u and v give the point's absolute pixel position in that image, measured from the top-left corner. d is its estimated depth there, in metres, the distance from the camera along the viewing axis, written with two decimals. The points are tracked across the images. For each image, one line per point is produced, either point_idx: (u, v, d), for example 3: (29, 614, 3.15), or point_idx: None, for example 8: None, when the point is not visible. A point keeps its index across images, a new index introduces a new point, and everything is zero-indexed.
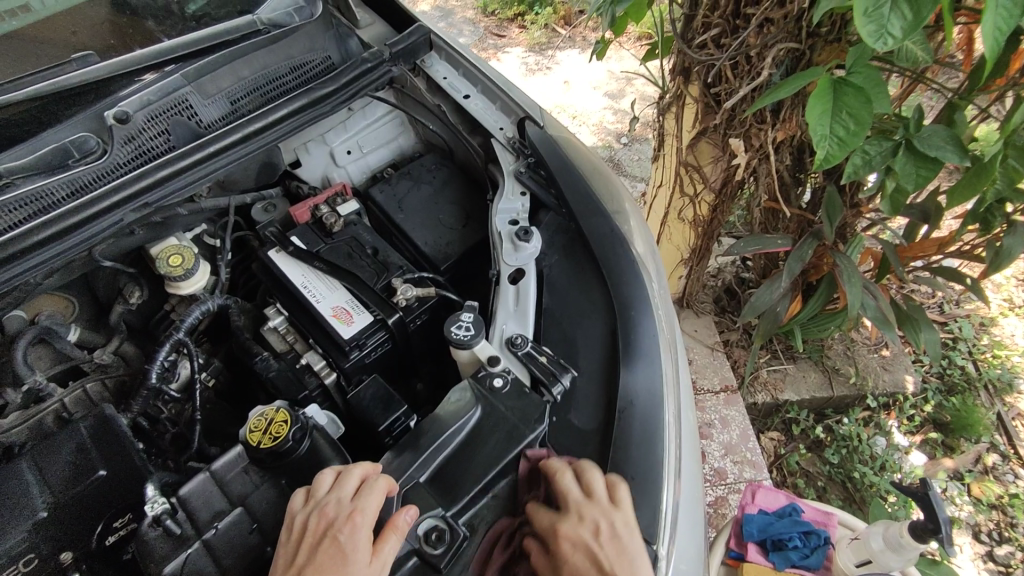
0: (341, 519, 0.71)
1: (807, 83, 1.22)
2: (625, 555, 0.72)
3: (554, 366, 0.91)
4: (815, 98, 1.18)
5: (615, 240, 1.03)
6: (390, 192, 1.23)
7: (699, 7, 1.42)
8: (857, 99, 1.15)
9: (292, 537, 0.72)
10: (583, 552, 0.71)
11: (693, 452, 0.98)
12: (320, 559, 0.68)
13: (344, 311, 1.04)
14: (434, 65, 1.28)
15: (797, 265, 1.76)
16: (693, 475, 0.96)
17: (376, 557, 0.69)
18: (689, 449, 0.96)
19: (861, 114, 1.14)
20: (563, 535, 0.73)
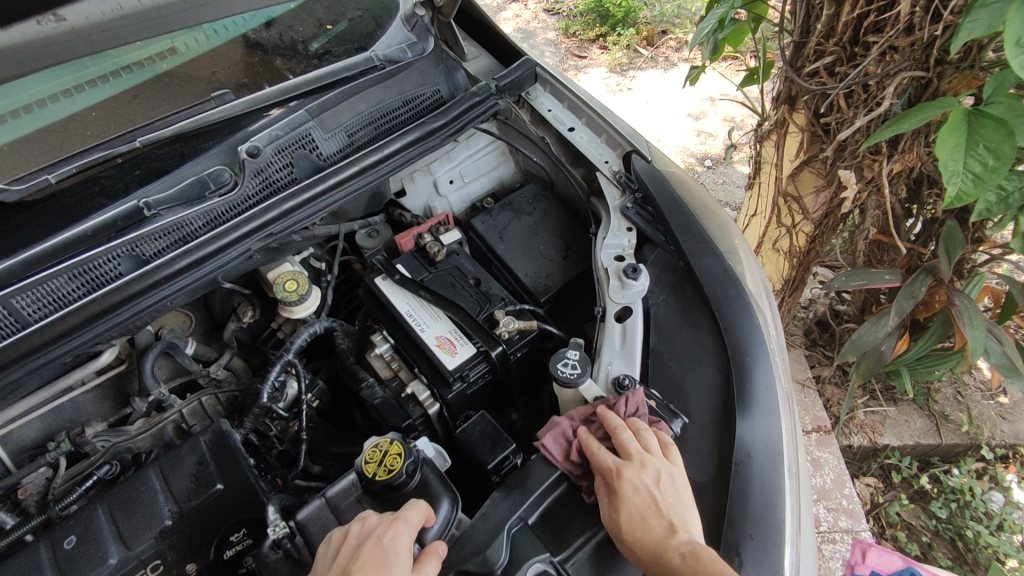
0: (383, 524, 0.74)
1: (937, 111, 1.15)
2: (679, 506, 0.77)
3: (664, 412, 0.88)
4: (947, 128, 1.10)
5: (728, 280, 0.99)
6: (491, 222, 1.24)
7: (812, 34, 1.35)
8: (998, 132, 1.06)
9: (333, 542, 0.75)
10: (643, 496, 0.76)
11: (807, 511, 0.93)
12: (363, 560, 0.70)
13: (448, 341, 1.05)
14: (539, 98, 1.29)
15: (908, 303, 1.64)
16: (808, 537, 0.90)
17: (415, 572, 0.71)
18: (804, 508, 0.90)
19: (1003, 153, 1.05)
20: (624, 481, 0.77)
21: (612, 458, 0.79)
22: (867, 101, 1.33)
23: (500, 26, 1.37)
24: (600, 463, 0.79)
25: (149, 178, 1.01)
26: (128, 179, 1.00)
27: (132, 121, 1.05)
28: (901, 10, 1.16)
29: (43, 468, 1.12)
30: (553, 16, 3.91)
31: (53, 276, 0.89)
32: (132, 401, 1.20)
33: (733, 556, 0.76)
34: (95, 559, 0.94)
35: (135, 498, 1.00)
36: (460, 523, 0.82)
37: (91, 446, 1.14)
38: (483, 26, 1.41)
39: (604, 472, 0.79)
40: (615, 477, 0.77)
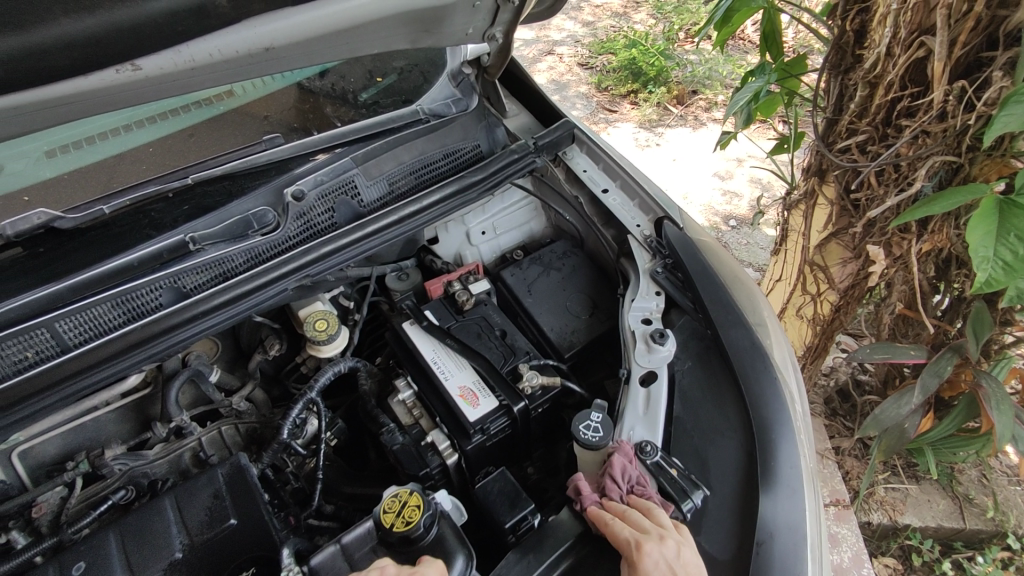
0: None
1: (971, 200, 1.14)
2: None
3: (684, 482, 0.87)
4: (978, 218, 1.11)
5: (756, 352, 0.99)
6: (521, 275, 1.26)
7: (844, 112, 1.39)
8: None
9: None
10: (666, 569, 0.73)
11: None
12: None
13: (470, 392, 1.06)
14: (575, 158, 1.32)
15: (933, 381, 1.62)
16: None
17: None
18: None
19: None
20: (644, 551, 0.74)
21: (629, 531, 0.78)
22: (899, 180, 1.34)
23: (543, 88, 1.41)
24: (619, 534, 0.77)
25: (197, 213, 1.05)
26: (176, 213, 1.05)
27: (187, 158, 1.10)
28: (934, 98, 1.18)
29: (58, 487, 1.14)
30: (586, 70, 4.02)
31: (97, 303, 0.93)
32: (153, 426, 1.23)
33: None
34: None
35: (150, 527, 1.01)
36: None
37: (108, 468, 1.15)
38: (526, 87, 1.45)
39: (623, 545, 0.77)
40: (633, 549, 0.75)
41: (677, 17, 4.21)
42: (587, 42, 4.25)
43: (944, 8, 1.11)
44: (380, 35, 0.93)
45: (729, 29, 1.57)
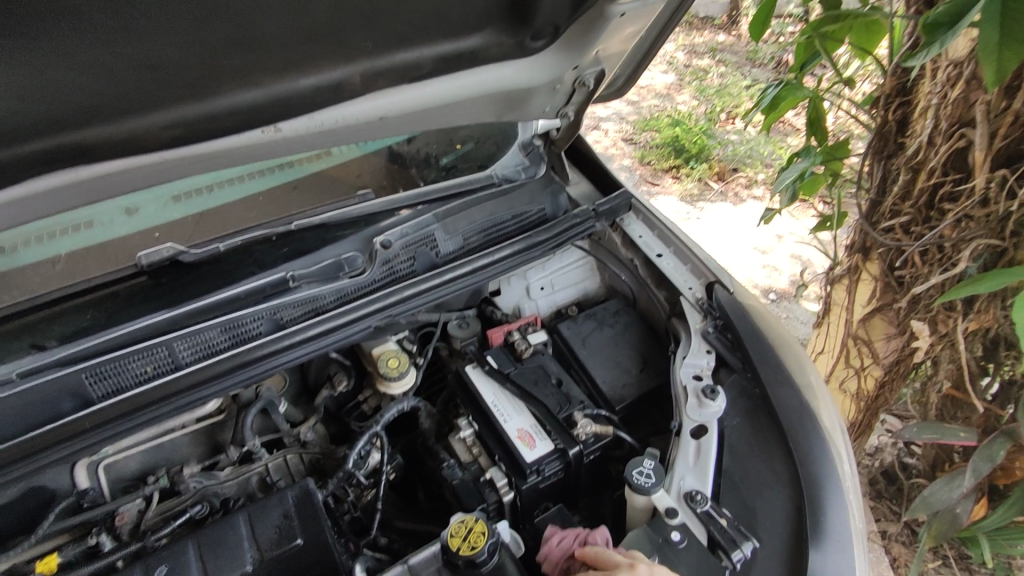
0: None
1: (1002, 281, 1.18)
2: None
3: (734, 532, 0.92)
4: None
5: (804, 412, 1.04)
6: (575, 328, 1.35)
7: (888, 195, 1.47)
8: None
9: None
10: None
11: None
12: None
13: (528, 434, 1.13)
14: (631, 224, 1.43)
15: (984, 466, 1.59)
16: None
17: None
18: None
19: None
20: None
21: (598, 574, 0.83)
22: (943, 261, 1.40)
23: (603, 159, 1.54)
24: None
25: (295, 255, 1.18)
26: (277, 255, 1.18)
27: (290, 207, 1.25)
28: (977, 185, 1.26)
29: (138, 499, 1.23)
30: (629, 145, 4.22)
31: (207, 328, 1.06)
32: (227, 449, 1.32)
33: None
34: None
35: (224, 539, 1.08)
36: None
37: (185, 485, 1.24)
38: (585, 157, 1.58)
39: None
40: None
41: (718, 100, 4.43)
42: (631, 119, 4.48)
43: (983, 105, 1.22)
44: (470, 109, 1.08)
45: (776, 114, 1.68)
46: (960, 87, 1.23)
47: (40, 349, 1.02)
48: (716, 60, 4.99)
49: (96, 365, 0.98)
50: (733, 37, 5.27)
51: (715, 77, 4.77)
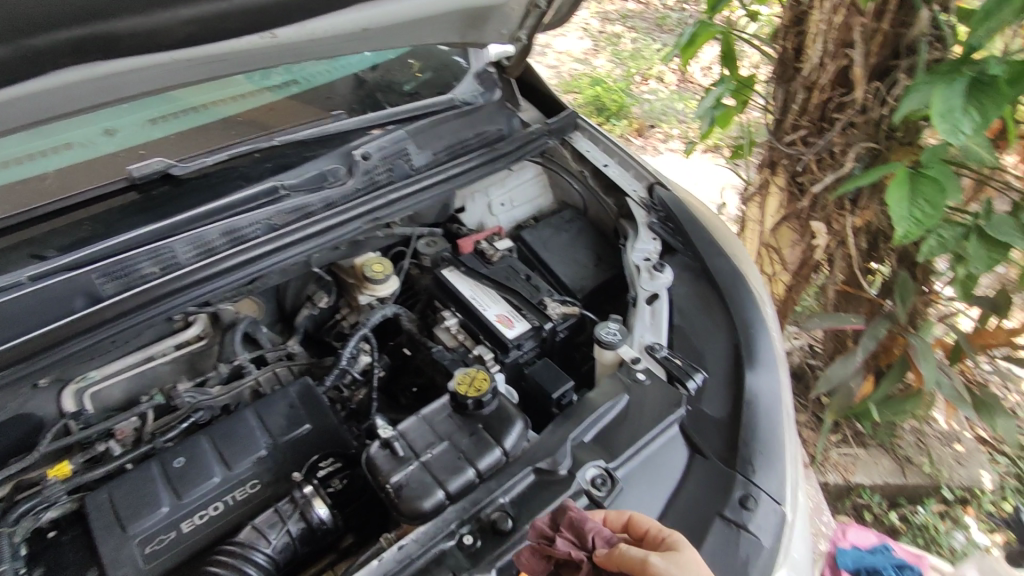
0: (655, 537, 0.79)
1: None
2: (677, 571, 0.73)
3: (687, 367, 1.13)
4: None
5: (734, 276, 1.26)
6: (536, 234, 1.51)
7: (789, 112, 1.72)
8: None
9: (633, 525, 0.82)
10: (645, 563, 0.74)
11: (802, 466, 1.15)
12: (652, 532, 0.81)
13: (506, 317, 1.29)
14: (579, 141, 1.59)
15: (871, 343, 1.92)
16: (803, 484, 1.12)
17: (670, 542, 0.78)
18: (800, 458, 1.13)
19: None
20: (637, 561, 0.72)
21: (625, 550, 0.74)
22: (833, 166, 1.69)
23: (549, 86, 1.67)
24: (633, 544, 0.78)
25: (281, 170, 1.26)
26: (262, 169, 1.25)
27: (270, 126, 1.32)
28: (858, 96, 1.53)
29: (134, 416, 1.25)
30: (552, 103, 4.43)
31: (208, 230, 1.13)
32: (217, 365, 1.36)
33: (749, 467, 0.99)
34: (200, 476, 1.10)
35: (235, 431, 1.16)
36: (530, 439, 1.02)
37: (180, 399, 1.28)
38: (531, 86, 1.73)
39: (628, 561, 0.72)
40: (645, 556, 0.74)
41: (631, 63, 4.71)
42: (553, 82, 4.67)
43: (860, 27, 1.47)
44: (439, 28, 1.20)
45: (693, 50, 1.89)
46: (842, 13, 1.48)
47: (42, 258, 1.05)
48: (628, 26, 5.24)
49: (105, 266, 1.04)
50: (642, 4, 5.54)
51: (628, 42, 5.03)
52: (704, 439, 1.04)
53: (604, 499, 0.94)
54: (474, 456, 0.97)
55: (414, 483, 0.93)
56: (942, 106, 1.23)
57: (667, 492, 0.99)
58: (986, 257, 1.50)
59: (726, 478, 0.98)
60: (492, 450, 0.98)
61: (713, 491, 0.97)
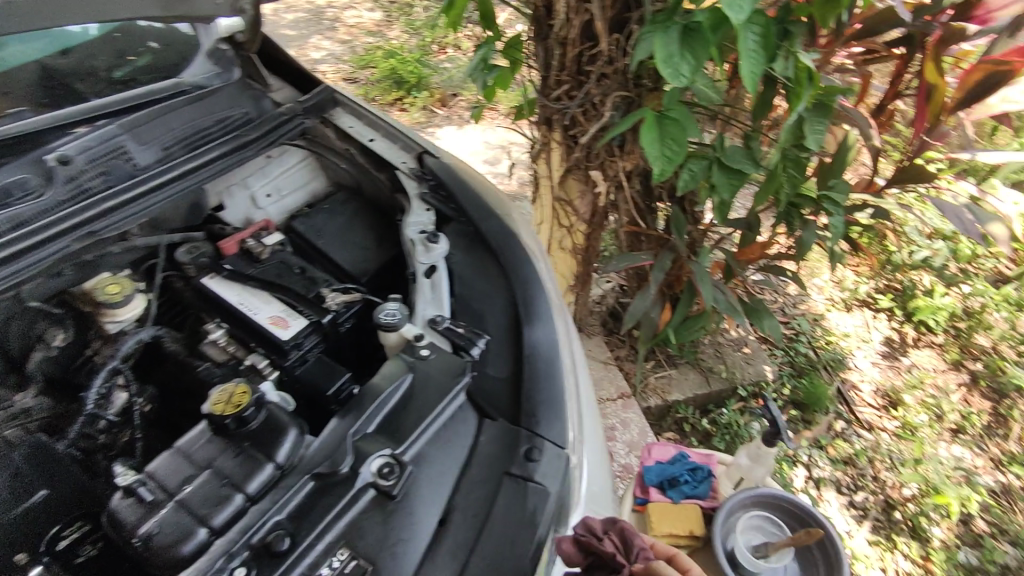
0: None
1: (832, 115, 1.61)
2: None
3: (470, 333, 1.12)
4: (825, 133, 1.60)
5: (506, 234, 1.28)
6: (309, 223, 1.41)
7: (551, 69, 1.78)
8: (853, 146, 1.87)
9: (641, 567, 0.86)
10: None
11: (593, 406, 1.21)
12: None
13: (280, 318, 1.18)
14: (340, 117, 1.50)
15: (661, 274, 2.11)
16: (594, 422, 1.18)
17: None
18: (588, 399, 1.18)
19: (838, 167, 1.90)
20: None
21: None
22: (594, 117, 1.78)
23: (299, 61, 1.55)
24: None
25: None
26: None
27: None
28: (604, 48, 1.62)
29: None
30: (349, 80, 4.22)
31: None
32: None
33: (532, 419, 1.01)
34: None
35: None
36: (308, 446, 0.94)
37: None
38: (279, 60, 1.57)
39: None
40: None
41: (426, 32, 4.63)
42: (347, 58, 4.44)
43: None
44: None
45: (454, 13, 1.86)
46: None
47: None
48: None
49: None
50: None
51: (420, 11, 4.93)
52: (490, 403, 1.05)
53: (393, 488, 0.90)
54: (241, 480, 0.87)
55: (165, 527, 0.83)
56: (662, 53, 1.35)
57: (460, 461, 0.98)
58: (727, 183, 1.73)
59: (512, 435, 0.99)
60: (262, 467, 0.89)
61: (500, 451, 0.97)
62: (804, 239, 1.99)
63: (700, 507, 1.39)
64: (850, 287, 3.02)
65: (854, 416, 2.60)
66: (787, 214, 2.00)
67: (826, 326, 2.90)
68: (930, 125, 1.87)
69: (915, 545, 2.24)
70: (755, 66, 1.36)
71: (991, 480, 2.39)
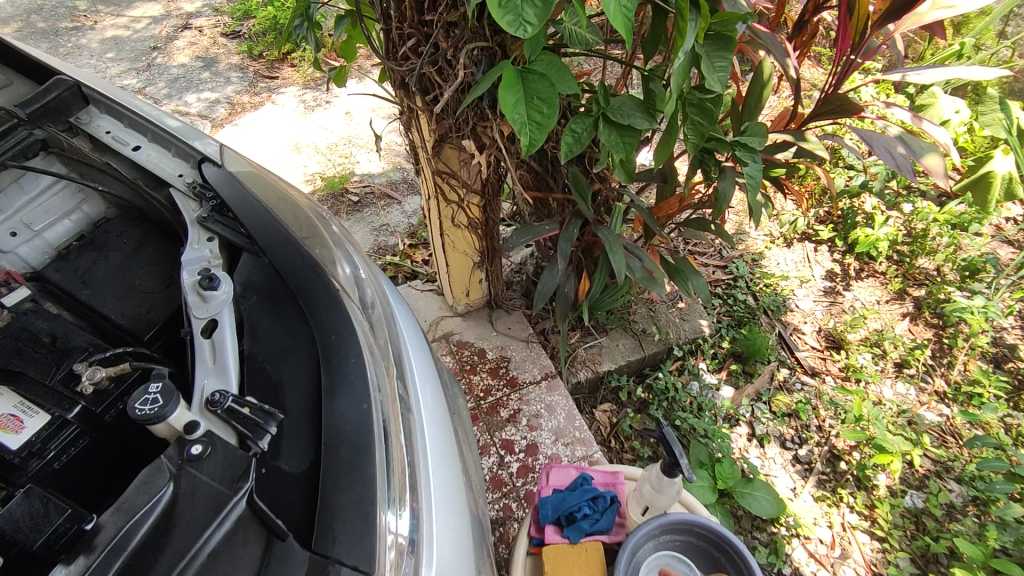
0: None
1: (734, 48, 1.28)
2: None
3: (257, 416, 0.84)
4: (729, 70, 1.27)
5: (311, 268, 1.01)
6: (69, 267, 1.11)
7: (390, 21, 1.43)
8: (768, 76, 1.61)
9: None
10: None
11: (441, 480, 0.96)
12: None
13: (9, 418, 0.87)
14: (94, 121, 1.18)
15: (568, 246, 1.86)
16: (442, 503, 0.93)
17: None
18: (430, 475, 0.93)
19: (752, 108, 1.64)
20: None
21: None
22: (451, 75, 1.44)
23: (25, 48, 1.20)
24: None
25: None
26: None
27: None
28: None
29: None
30: (233, 40, 3.98)
31: None
32: None
33: (328, 536, 0.75)
34: None
35: None
36: None
37: None
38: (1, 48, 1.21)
39: None
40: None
41: None
42: None
43: None
44: None
45: None
46: None
47: None
48: None
49: None
50: None
51: None
52: (280, 514, 0.78)
53: None
54: None
55: None
56: None
57: None
58: (619, 142, 1.42)
59: (299, 564, 0.73)
60: None
61: None
62: (721, 191, 1.72)
63: (601, 543, 1.20)
64: (788, 220, 2.80)
65: (796, 362, 2.42)
66: (703, 160, 1.66)
67: (764, 268, 2.69)
68: (854, 43, 1.58)
69: (860, 496, 2.06)
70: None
71: (936, 415, 2.26)
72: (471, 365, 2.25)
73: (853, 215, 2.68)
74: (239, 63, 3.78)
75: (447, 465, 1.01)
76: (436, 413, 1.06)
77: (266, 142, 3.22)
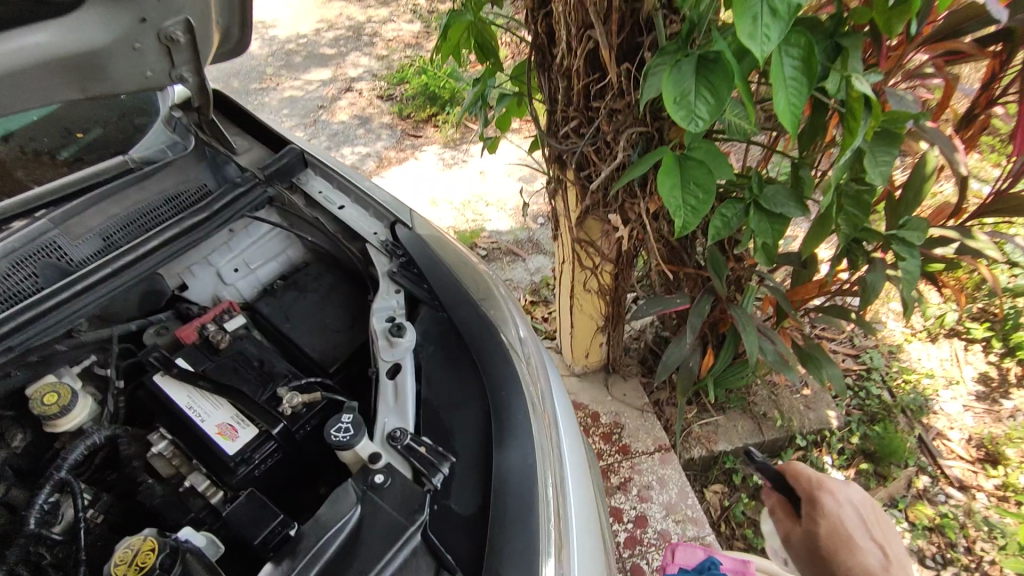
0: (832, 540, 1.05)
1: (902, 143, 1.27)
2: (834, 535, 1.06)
3: (433, 456, 0.93)
4: (893, 165, 1.27)
5: (483, 327, 1.13)
6: (275, 302, 1.30)
7: (557, 104, 1.58)
8: (932, 167, 1.56)
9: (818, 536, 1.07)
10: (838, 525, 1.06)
11: (589, 546, 0.99)
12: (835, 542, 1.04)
13: (228, 427, 1.06)
14: (310, 181, 1.43)
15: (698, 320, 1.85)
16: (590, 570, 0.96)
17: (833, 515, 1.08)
18: (580, 540, 0.97)
19: (910, 201, 1.60)
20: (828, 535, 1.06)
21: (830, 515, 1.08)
22: (608, 155, 1.56)
23: (265, 120, 1.53)
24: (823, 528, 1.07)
25: None
26: None
27: None
28: (612, 81, 1.39)
29: None
30: (387, 102, 4.44)
31: None
32: None
33: None
34: None
35: None
36: None
37: None
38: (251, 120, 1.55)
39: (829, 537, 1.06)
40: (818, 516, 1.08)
41: None
42: None
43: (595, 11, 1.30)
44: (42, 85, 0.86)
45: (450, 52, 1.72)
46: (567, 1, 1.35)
47: None
48: None
49: None
50: None
51: None
52: (450, 550, 0.86)
53: None
54: None
55: None
56: (673, 91, 1.10)
57: None
58: (768, 228, 1.46)
59: None
60: None
61: None
62: (869, 282, 1.67)
63: None
64: (935, 314, 2.59)
65: (939, 471, 2.20)
66: (848, 249, 1.65)
67: (903, 362, 2.48)
68: None
69: None
70: (799, 95, 1.01)
71: None
72: (584, 428, 2.27)
73: (1017, 315, 2.44)
74: (390, 123, 4.21)
75: (592, 532, 1.04)
76: (583, 479, 1.11)
77: (408, 195, 3.54)
